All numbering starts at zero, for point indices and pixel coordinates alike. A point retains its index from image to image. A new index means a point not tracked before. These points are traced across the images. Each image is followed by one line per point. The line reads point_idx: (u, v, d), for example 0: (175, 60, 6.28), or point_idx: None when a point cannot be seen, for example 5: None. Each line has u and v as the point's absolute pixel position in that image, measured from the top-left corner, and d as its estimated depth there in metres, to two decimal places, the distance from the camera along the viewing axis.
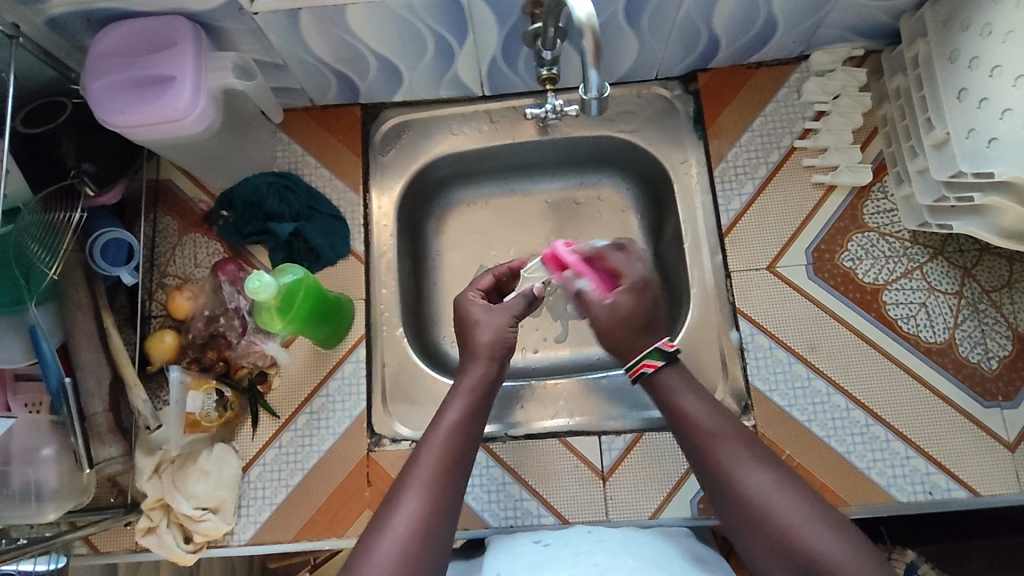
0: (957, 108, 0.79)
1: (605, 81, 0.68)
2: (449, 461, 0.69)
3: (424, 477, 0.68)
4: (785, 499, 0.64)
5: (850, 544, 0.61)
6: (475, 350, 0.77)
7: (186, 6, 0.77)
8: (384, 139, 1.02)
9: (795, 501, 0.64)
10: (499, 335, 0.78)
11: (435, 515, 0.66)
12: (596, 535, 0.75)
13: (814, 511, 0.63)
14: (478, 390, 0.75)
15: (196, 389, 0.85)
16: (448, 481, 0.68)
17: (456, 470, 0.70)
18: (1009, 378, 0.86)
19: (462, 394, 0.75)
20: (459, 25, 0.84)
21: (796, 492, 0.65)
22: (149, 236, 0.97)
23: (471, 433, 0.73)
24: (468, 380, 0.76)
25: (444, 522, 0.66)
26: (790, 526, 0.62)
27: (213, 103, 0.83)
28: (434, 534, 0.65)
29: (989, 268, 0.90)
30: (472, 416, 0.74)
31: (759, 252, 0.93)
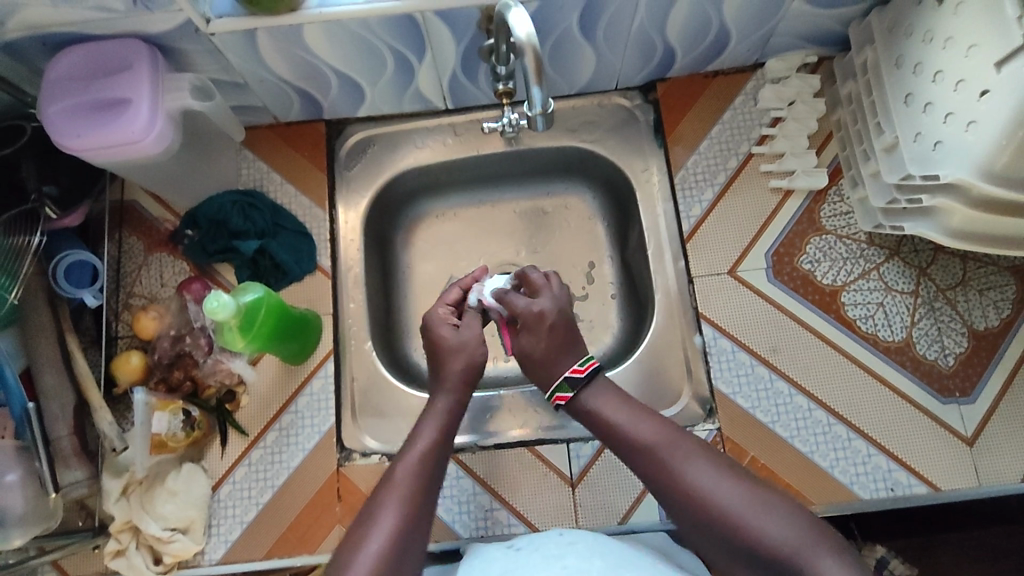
0: (905, 113, 0.81)
1: (548, 97, 0.69)
2: (423, 480, 0.70)
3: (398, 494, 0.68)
4: (732, 495, 0.65)
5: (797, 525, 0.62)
6: (445, 375, 0.79)
7: (141, 28, 0.77)
8: (350, 153, 1.02)
9: (742, 494, 0.65)
10: (471, 358, 0.80)
11: (410, 531, 0.66)
12: (567, 536, 0.73)
13: (760, 503, 0.64)
14: (451, 413, 0.77)
15: (162, 409, 0.85)
16: (422, 496, 0.69)
17: (430, 488, 0.70)
18: (965, 374, 0.88)
19: (434, 417, 0.76)
20: (416, 42, 0.85)
21: (752, 491, 0.65)
22: (114, 256, 0.96)
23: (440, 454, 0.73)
24: (435, 411, 0.76)
25: (420, 534, 0.66)
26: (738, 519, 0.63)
27: (172, 124, 0.83)
28: (410, 550, 0.65)
29: (944, 266, 0.92)
30: (444, 439, 0.74)
31: (720, 257, 0.94)
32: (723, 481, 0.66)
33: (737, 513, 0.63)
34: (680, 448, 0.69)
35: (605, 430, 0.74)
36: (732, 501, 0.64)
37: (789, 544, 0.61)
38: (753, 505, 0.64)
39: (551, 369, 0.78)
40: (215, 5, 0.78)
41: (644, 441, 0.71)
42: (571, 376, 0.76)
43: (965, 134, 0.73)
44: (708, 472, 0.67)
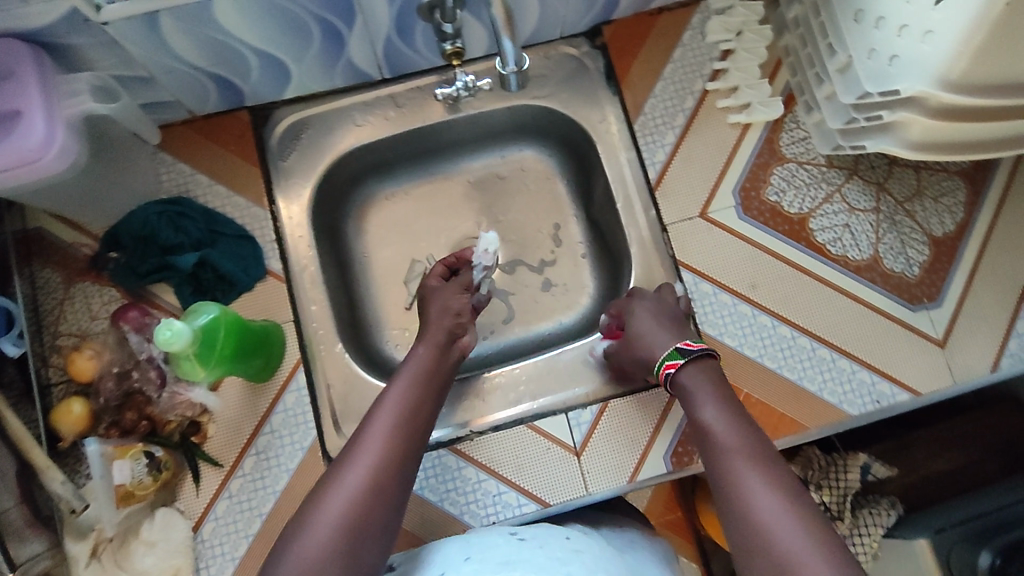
0: (857, 30, 0.80)
1: (518, 52, 0.74)
2: (406, 429, 0.71)
3: (382, 436, 0.69)
4: (786, 530, 0.59)
5: None
6: (432, 323, 0.83)
7: (21, 23, 0.66)
8: (282, 141, 0.93)
9: (797, 531, 0.59)
10: (448, 303, 0.85)
11: (388, 469, 0.67)
12: (573, 542, 0.72)
13: (816, 541, 0.58)
14: (430, 362, 0.79)
15: (122, 457, 0.77)
16: (407, 447, 0.69)
17: (416, 435, 0.71)
18: (930, 280, 0.91)
19: (412, 366, 0.78)
20: (344, 8, 0.76)
21: (803, 527, 0.59)
22: (29, 294, 0.85)
23: (425, 402, 0.75)
24: (415, 360, 0.79)
25: (402, 478, 0.67)
26: (785, 556, 0.58)
27: (76, 134, 0.71)
28: (388, 485, 0.66)
29: (900, 179, 0.94)
30: (422, 383, 0.76)
31: (690, 201, 0.92)
32: (780, 513, 0.60)
33: (784, 550, 0.58)
34: (764, 470, 0.64)
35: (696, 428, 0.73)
36: (790, 544, 0.58)
37: None
38: (800, 544, 0.58)
39: (651, 338, 0.82)
40: None
41: (724, 448, 0.68)
42: (682, 347, 0.79)
43: (919, 44, 0.72)
44: (781, 504, 0.61)
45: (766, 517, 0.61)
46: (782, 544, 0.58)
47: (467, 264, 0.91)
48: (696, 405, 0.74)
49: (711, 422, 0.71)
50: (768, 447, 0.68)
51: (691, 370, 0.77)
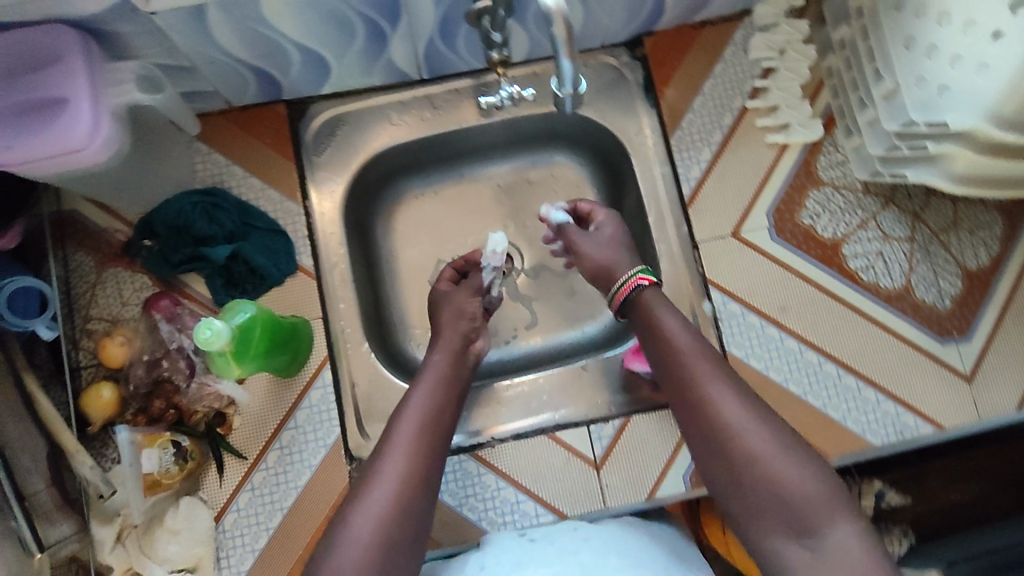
0: (906, 57, 0.78)
1: (578, 79, 0.61)
2: (429, 436, 0.71)
3: (407, 443, 0.69)
4: (753, 436, 0.60)
5: (811, 485, 0.57)
6: (446, 330, 0.84)
7: (68, 11, 0.64)
8: (317, 136, 0.92)
9: (763, 437, 0.60)
10: (461, 305, 0.87)
11: (417, 476, 0.67)
12: (582, 532, 0.73)
13: (783, 444, 0.60)
14: (449, 368, 0.80)
15: (150, 445, 0.76)
16: (434, 449, 0.70)
17: (439, 441, 0.71)
18: (961, 313, 0.90)
19: (430, 372, 0.78)
20: (390, 8, 0.76)
21: (770, 431, 0.60)
22: (61, 276, 0.85)
23: (447, 409, 0.75)
24: (433, 365, 0.80)
25: (425, 488, 0.67)
26: (753, 461, 0.59)
27: (120, 124, 0.71)
28: (418, 493, 0.66)
29: (937, 209, 0.93)
30: (442, 391, 0.77)
31: (723, 219, 0.92)
32: (747, 419, 0.61)
33: (752, 457, 0.59)
34: (712, 372, 0.65)
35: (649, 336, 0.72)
36: (755, 442, 0.60)
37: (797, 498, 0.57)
38: (766, 445, 0.60)
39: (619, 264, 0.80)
40: None
41: (680, 359, 0.68)
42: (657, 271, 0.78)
43: (974, 78, 0.70)
44: (738, 402, 0.63)
45: (727, 417, 0.62)
46: (750, 451, 0.59)
47: (474, 266, 0.93)
48: (656, 321, 0.72)
49: (671, 333, 0.70)
50: (705, 343, 0.69)
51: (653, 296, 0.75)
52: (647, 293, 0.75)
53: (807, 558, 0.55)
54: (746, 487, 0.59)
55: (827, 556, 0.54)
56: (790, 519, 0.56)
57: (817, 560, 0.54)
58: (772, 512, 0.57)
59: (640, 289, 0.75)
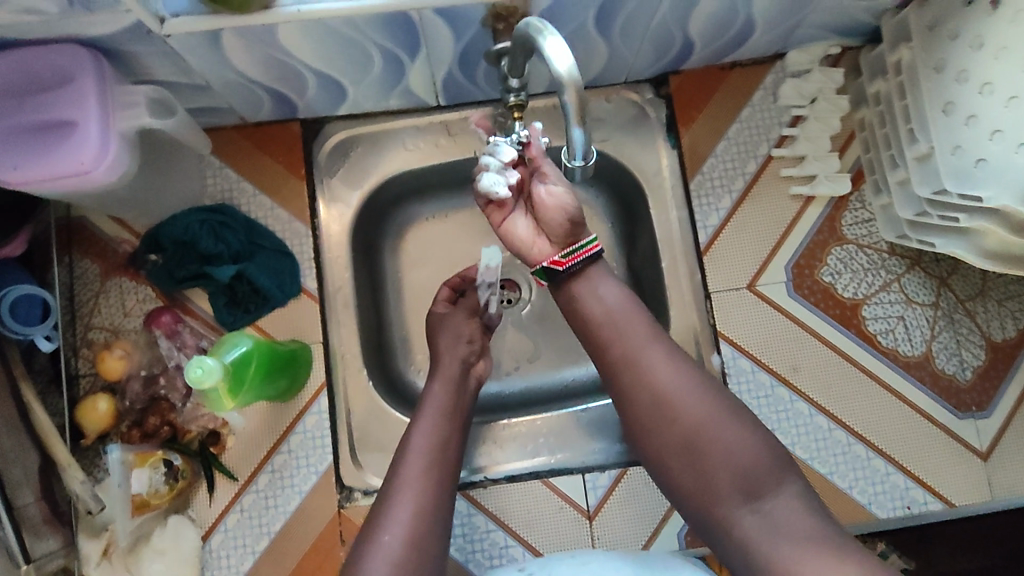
0: (943, 122, 0.74)
1: (591, 145, 0.54)
2: (437, 474, 0.69)
3: (415, 489, 0.67)
4: (690, 401, 0.65)
5: (750, 439, 0.64)
6: (444, 365, 0.80)
7: (83, 31, 0.63)
8: (330, 157, 0.91)
9: (700, 402, 0.65)
10: (457, 327, 0.84)
11: (427, 526, 0.65)
12: (580, 557, 0.70)
13: (723, 411, 0.65)
14: (451, 403, 0.77)
15: (140, 466, 0.78)
16: (441, 494, 0.68)
17: (446, 480, 0.70)
18: (982, 387, 0.86)
19: (432, 407, 0.75)
20: (409, 40, 0.74)
21: (706, 392, 0.66)
22: (66, 282, 0.86)
23: (450, 445, 0.73)
24: (433, 399, 0.76)
25: (439, 530, 0.66)
26: (695, 427, 0.64)
27: (127, 146, 0.71)
28: (430, 544, 0.64)
29: (964, 276, 0.89)
30: (445, 429, 0.74)
31: (739, 271, 0.89)
32: (687, 387, 0.66)
33: (693, 422, 0.64)
34: (650, 340, 0.68)
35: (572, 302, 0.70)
36: (698, 410, 0.65)
37: (739, 456, 0.63)
38: (705, 408, 0.65)
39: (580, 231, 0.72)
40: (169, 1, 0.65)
41: (618, 331, 0.68)
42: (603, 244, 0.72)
43: (1013, 155, 0.67)
44: (680, 373, 0.66)
45: (670, 388, 0.66)
46: (691, 417, 0.64)
47: (472, 284, 0.88)
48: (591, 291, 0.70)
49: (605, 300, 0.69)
50: (640, 309, 0.70)
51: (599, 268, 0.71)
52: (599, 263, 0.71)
53: (760, 524, 0.60)
54: (694, 454, 0.64)
55: (777, 519, 0.60)
56: (732, 475, 0.62)
57: (772, 526, 0.59)
58: (724, 478, 0.62)
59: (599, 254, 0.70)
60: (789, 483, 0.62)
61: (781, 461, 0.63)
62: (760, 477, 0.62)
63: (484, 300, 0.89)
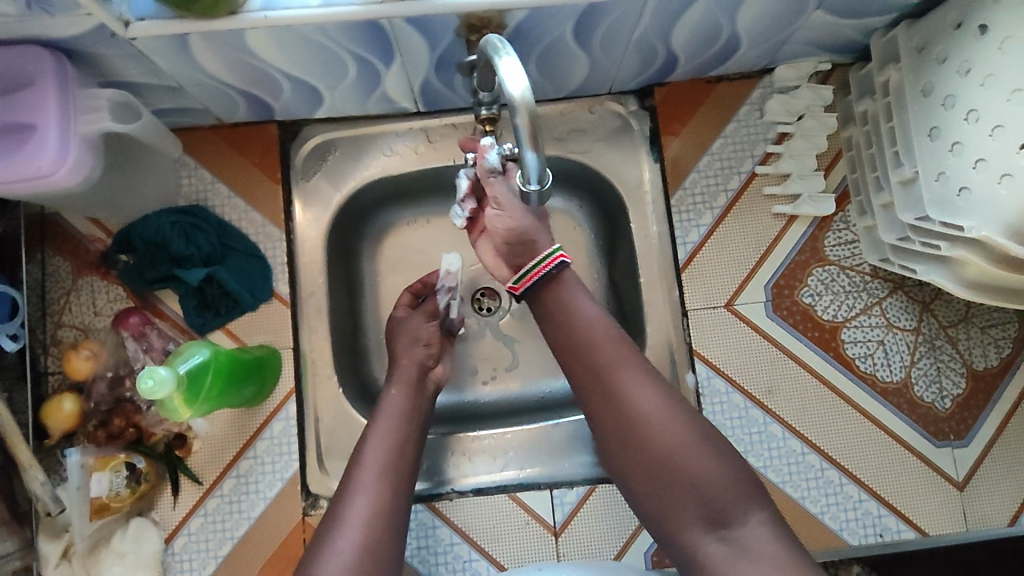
0: (928, 148, 0.73)
1: (545, 168, 0.54)
2: (393, 477, 0.69)
3: (370, 494, 0.67)
4: (666, 425, 0.63)
5: (724, 467, 0.62)
6: (398, 372, 0.79)
7: (45, 33, 0.62)
8: (308, 160, 0.90)
9: (676, 426, 0.63)
10: (415, 330, 0.82)
11: (382, 532, 0.64)
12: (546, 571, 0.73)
13: (699, 437, 0.63)
14: (408, 409, 0.75)
15: (100, 470, 0.76)
16: (396, 498, 0.68)
17: (402, 485, 0.69)
18: (961, 416, 0.85)
19: (387, 415, 0.74)
20: (383, 48, 0.73)
21: (682, 415, 0.64)
22: (37, 279, 0.85)
23: (406, 448, 0.72)
24: (389, 404, 0.75)
25: (393, 537, 0.65)
26: (669, 452, 0.62)
27: (90, 149, 0.70)
28: (385, 549, 0.64)
29: (948, 301, 0.87)
30: (403, 437, 0.73)
31: (717, 289, 0.87)
32: (662, 410, 0.63)
33: (668, 447, 0.62)
34: (623, 359, 0.65)
35: (547, 320, 0.68)
36: (672, 434, 0.63)
37: (711, 484, 0.61)
38: (680, 433, 0.63)
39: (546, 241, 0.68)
40: (135, 3, 0.64)
41: (596, 350, 0.65)
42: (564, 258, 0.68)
43: (996, 186, 0.65)
44: (652, 394, 0.64)
45: (641, 409, 0.64)
46: (666, 442, 0.62)
47: (432, 290, 0.87)
48: (572, 304, 0.67)
49: (587, 317, 0.67)
50: (614, 326, 0.67)
51: (569, 279, 0.69)
52: (563, 279, 0.68)
53: (725, 552, 0.59)
54: (666, 479, 0.62)
55: (743, 547, 0.58)
56: (703, 503, 0.61)
57: (738, 554, 0.58)
58: (694, 504, 0.61)
59: (558, 271, 0.68)
60: (760, 514, 0.60)
61: (754, 489, 0.62)
62: (731, 506, 0.60)
63: (444, 306, 0.87)
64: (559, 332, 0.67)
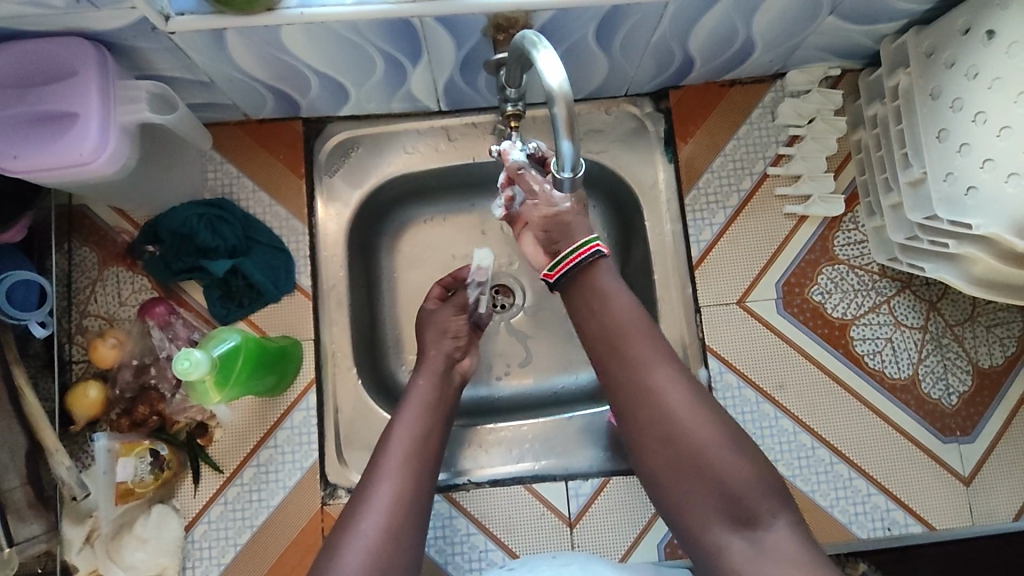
0: (936, 149, 0.75)
1: (579, 156, 0.56)
2: (416, 464, 0.70)
3: (394, 481, 0.68)
4: (694, 422, 0.65)
5: (748, 466, 0.64)
6: (427, 360, 0.81)
7: (88, 26, 0.65)
8: (331, 156, 0.92)
9: (704, 423, 0.65)
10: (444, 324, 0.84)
11: (405, 516, 0.67)
12: (561, 558, 0.74)
13: (726, 435, 0.65)
14: (433, 395, 0.77)
15: (126, 454, 0.78)
16: (422, 484, 0.70)
17: (425, 470, 0.71)
18: (967, 413, 0.87)
19: (416, 403, 0.76)
20: (411, 47, 0.75)
21: (710, 413, 0.66)
22: (64, 269, 0.86)
23: (433, 432, 0.74)
24: (417, 392, 0.77)
25: (415, 520, 0.67)
26: (697, 448, 0.64)
27: (127, 139, 0.72)
28: (408, 532, 0.66)
29: (954, 301, 0.89)
30: (430, 424, 0.75)
31: (730, 286, 0.89)
32: (690, 407, 0.65)
33: (696, 443, 0.64)
34: (656, 357, 0.67)
35: (578, 308, 0.70)
36: (699, 431, 0.65)
37: (736, 483, 0.63)
38: (707, 430, 0.65)
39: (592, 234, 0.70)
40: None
41: (625, 343, 0.68)
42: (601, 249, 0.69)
43: (1003, 185, 0.68)
44: (682, 393, 0.66)
45: (672, 405, 0.66)
46: (694, 438, 0.64)
47: (463, 284, 0.89)
48: (604, 292, 0.69)
49: (617, 308, 0.68)
50: (649, 323, 0.69)
51: (604, 267, 0.70)
52: (601, 266, 0.69)
53: (748, 551, 0.61)
54: (692, 475, 0.64)
55: (765, 546, 0.60)
56: (727, 500, 0.63)
57: (758, 553, 0.60)
58: (717, 501, 0.63)
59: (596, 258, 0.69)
60: (781, 513, 0.62)
61: (776, 488, 0.64)
62: (755, 505, 0.62)
63: (474, 300, 0.88)
64: (589, 322, 0.69)
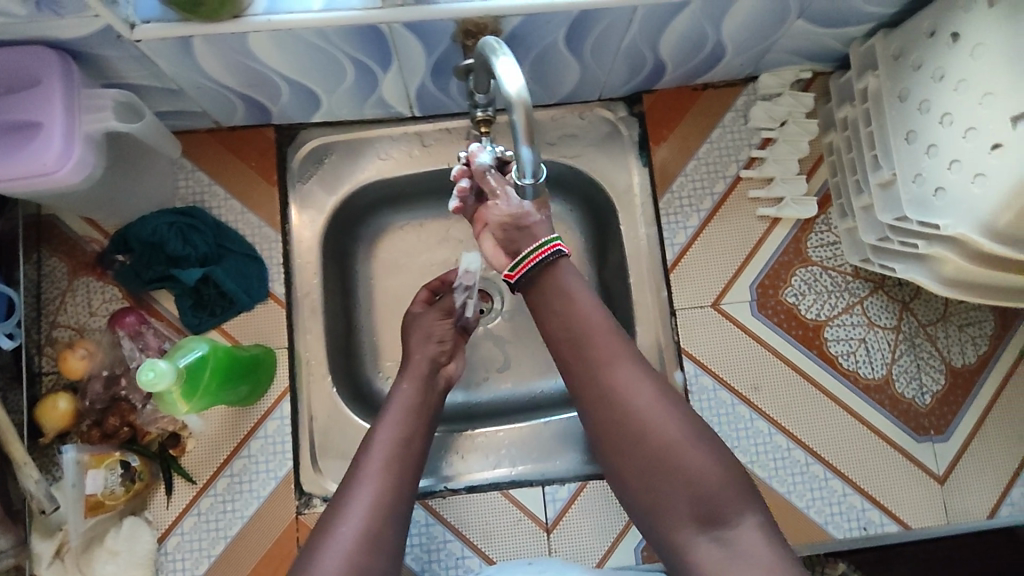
0: (906, 150, 0.76)
1: (539, 162, 0.57)
2: (398, 468, 0.70)
3: (375, 484, 0.68)
4: (661, 422, 0.65)
5: (716, 465, 0.64)
6: (411, 366, 0.80)
7: (50, 34, 0.64)
8: (304, 163, 0.92)
9: (672, 422, 0.65)
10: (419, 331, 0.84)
11: (384, 519, 0.66)
12: (537, 565, 0.73)
13: (693, 433, 0.65)
14: (417, 401, 0.77)
15: (95, 466, 0.77)
16: (403, 489, 0.69)
17: (407, 476, 0.70)
18: (941, 411, 0.87)
19: (397, 408, 0.75)
20: (381, 53, 0.75)
21: (677, 413, 0.65)
22: (33, 279, 0.86)
23: (415, 440, 0.73)
24: (401, 397, 0.77)
25: (398, 525, 0.67)
26: (666, 448, 0.64)
27: (93, 148, 0.72)
28: (387, 535, 0.65)
29: (926, 301, 0.90)
30: (411, 430, 0.74)
31: (705, 288, 0.90)
32: (658, 407, 0.65)
33: (665, 443, 0.64)
34: (623, 357, 0.66)
35: (541, 308, 0.68)
36: (667, 431, 0.64)
37: (704, 482, 0.63)
38: (675, 429, 0.65)
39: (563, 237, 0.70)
40: (140, 6, 0.65)
41: (591, 344, 0.66)
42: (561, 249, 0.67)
43: (970, 185, 0.68)
44: (650, 393, 0.65)
45: (640, 405, 0.65)
46: (663, 438, 0.64)
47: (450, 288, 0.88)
48: (568, 291, 0.67)
49: (582, 308, 0.67)
50: (612, 322, 0.67)
51: (565, 266, 0.68)
52: (560, 266, 0.67)
53: (718, 552, 0.61)
54: (661, 475, 0.64)
55: (736, 548, 0.60)
56: (696, 500, 0.63)
57: (728, 554, 0.60)
58: (686, 500, 0.63)
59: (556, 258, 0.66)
60: (749, 511, 0.62)
61: (744, 486, 0.64)
62: (723, 504, 0.62)
63: (460, 304, 0.87)
64: (553, 323, 0.68)
